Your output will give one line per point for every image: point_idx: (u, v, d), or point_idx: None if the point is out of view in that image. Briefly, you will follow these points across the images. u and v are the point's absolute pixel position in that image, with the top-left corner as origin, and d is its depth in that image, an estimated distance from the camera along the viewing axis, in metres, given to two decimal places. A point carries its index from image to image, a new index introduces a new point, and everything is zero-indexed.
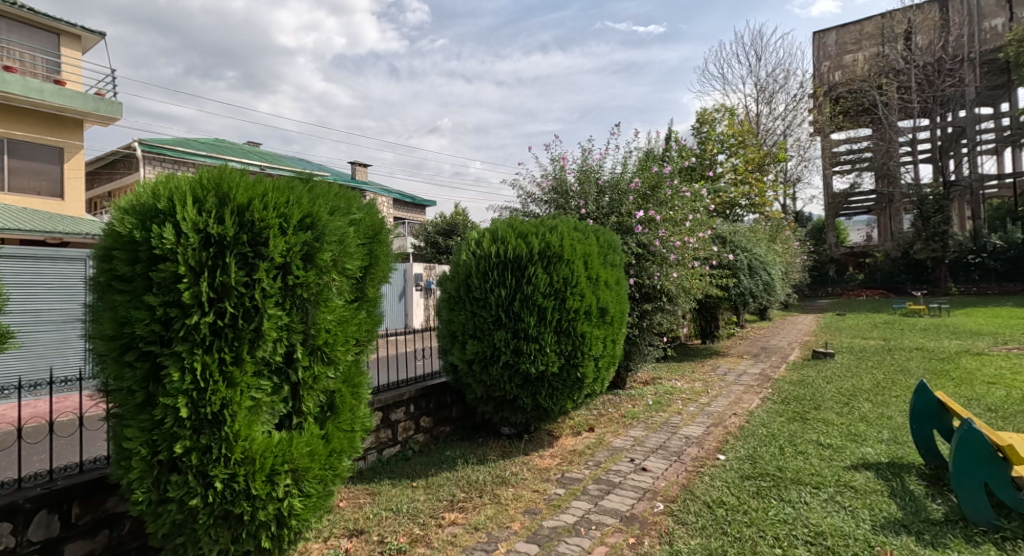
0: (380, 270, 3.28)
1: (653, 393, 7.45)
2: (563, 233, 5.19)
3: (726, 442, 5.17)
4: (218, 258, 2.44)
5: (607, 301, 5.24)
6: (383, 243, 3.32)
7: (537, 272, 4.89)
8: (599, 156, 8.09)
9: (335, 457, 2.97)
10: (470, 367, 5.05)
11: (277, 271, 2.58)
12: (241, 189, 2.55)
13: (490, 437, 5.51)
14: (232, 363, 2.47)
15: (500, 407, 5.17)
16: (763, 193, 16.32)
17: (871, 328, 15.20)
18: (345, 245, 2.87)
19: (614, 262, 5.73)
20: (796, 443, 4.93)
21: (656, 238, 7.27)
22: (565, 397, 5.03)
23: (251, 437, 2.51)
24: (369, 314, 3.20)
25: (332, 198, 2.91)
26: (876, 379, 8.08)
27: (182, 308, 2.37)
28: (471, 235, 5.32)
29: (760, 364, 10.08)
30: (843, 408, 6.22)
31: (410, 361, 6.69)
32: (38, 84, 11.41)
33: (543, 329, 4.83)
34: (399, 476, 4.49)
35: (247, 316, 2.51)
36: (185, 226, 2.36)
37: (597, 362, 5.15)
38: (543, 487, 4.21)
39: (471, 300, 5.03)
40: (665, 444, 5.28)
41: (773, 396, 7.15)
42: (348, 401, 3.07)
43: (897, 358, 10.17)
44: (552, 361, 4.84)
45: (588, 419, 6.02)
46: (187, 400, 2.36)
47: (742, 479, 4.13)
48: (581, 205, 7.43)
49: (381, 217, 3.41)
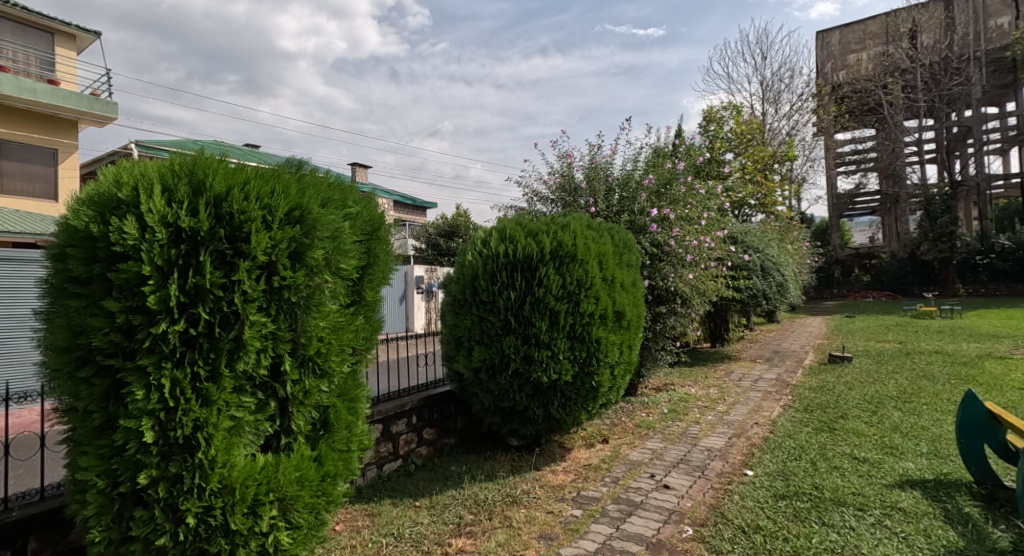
0: (381, 270, 2.95)
1: (667, 400, 7.08)
2: (576, 232, 4.85)
3: (752, 456, 4.83)
4: (191, 256, 2.09)
5: (623, 304, 4.90)
6: (384, 240, 2.99)
7: (548, 273, 4.54)
8: (608, 153, 7.77)
9: (329, 482, 2.65)
10: (477, 376, 4.70)
11: (261, 272, 2.24)
12: (218, 175, 2.19)
13: (498, 449, 5.16)
14: (207, 378, 2.13)
15: (509, 419, 4.83)
16: (771, 193, 15.98)
17: (883, 331, 14.84)
18: (339, 241, 2.53)
19: (630, 262, 5.38)
20: (828, 458, 4.60)
21: (670, 238, 6.92)
22: (579, 408, 4.68)
23: (231, 464, 2.16)
24: (366, 320, 2.88)
25: (325, 188, 2.57)
26: (900, 385, 7.72)
27: (147, 315, 2.02)
28: (476, 234, 4.98)
29: (775, 368, 9.72)
30: (873, 418, 5.87)
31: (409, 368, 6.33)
32: (31, 83, 11.08)
33: (556, 335, 4.49)
34: (400, 495, 4.15)
35: (226, 324, 2.16)
36: (151, 218, 2.00)
37: (613, 370, 4.81)
38: (559, 508, 3.86)
39: (478, 303, 4.68)
40: (686, 457, 4.92)
41: (794, 403, 6.80)
42: (343, 418, 2.77)
43: (917, 362, 9.80)
44: (565, 369, 4.50)
45: (602, 430, 5.67)
46: (153, 421, 2.01)
47: (776, 499, 3.79)
48: (591, 203, 7.09)
49: (381, 212, 3.08)
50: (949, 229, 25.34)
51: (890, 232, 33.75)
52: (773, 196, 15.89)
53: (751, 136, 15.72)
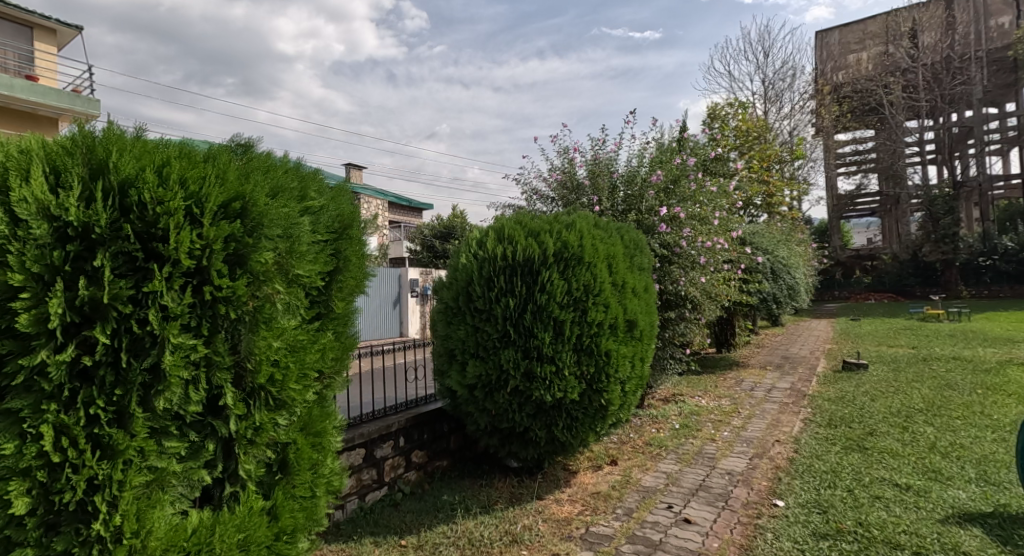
0: (353, 275, 2.47)
1: (677, 414, 6.56)
2: (582, 232, 4.36)
3: (780, 481, 4.33)
4: (86, 261, 1.58)
5: (635, 312, 4.40)
6: (355, 238, 2.50)
7: (552, 277, 4.04)
8: (613, 148, 7.30)
9: (286, 540, 2.15)
10: (472, 393, 4.17)
11: (188, 280, 1.73)
12: (129, 154, 1.67)
13: (495, 473, 4.64)
14: (112, 422, 1.62)
15: (508, 440, 4.31)
16: (777, 194, 15.49)
17: (893, 335, 14.32)
18: (295, 241, 2.01)
19: (641, 265, 4.88)
20: (865, 484, 4.13)
21: (681, 238, 6.43)
22: (586, 429, 4.18)
23: (147, 531, 1.65)
24: (334, 337, 2.40)
25: (279, 174, 2.06)
26: (924, 396, 7.23)
27: (22, 341, 1.51)
28: (470, 234, 4.47)
29: (787, 377, 9.19)
30: (905, 435, 5.39)
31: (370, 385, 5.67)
32: (7, 79, 10.50)
33: (561, 348, 3.98)
34: (383, 531, 3.63)
35: (138, 350, 1.65)
36: (24, 210, 1.49)
37: (624, 386, 4.31)
38: (565, 549, 3.35)
39: (472, 312, 4.17)
40: (705, 483, 4.40)
41: (816, 417, 6.30)
42: (307, 456, 2.28)
43: (936, 369, 9.30)
44: (571, 387, 3.99)
45: (609, 449, 5.17)
46: (30, 483, 1.51)
47: (816, 539, 3.29)
48: (594, 201, 6.63)
49: (354, 207, 2.58)
50: (952, 231, 24.97)
51: (891, 234, 33.30)
52: (778, 196, 15.44)
53: (754, 134, 15.29)
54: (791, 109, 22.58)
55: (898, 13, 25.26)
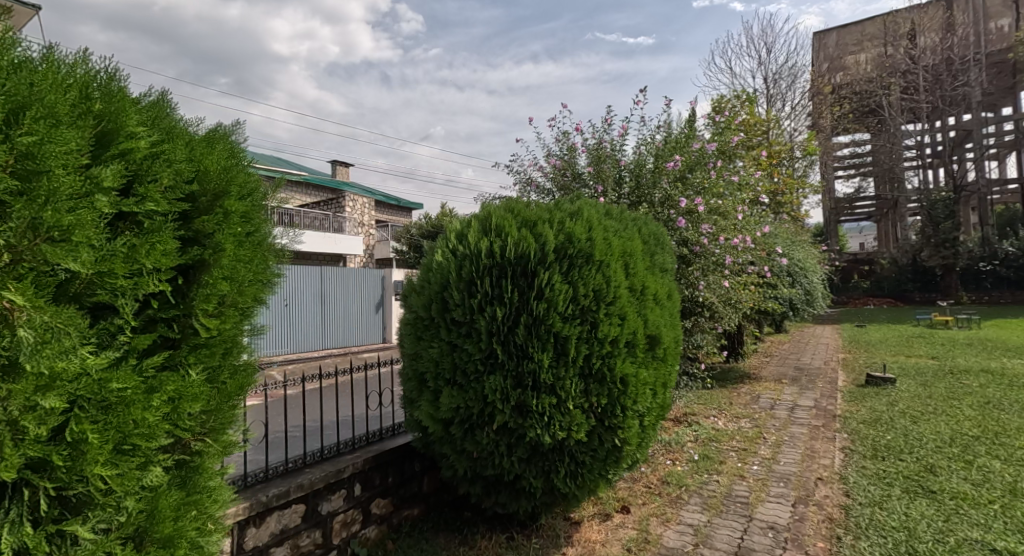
0: (230, 274, 1.50)
1: (693, 440, 5.61)
2: (591, 224, 3.43)
3: (841, 543, 3.40)
4: None
5: (659, 326, 3.45)
6: (236, 214, 1.55)
7: (553, 281, 3.10)
8: (619, 133, 6.41)
9: None
10: (447, 431, 3.18)
11: None
12: None
13: (478, 524, 3.66)
14: None
15: (494, 489, 3.33)
16: (784, 193, 14.66)
17: (908, 343, 13.50)
18: (54, 200, 1.12)
19: (662, 265, 3.94)
20: (955, 550, 3.21)
21: (701, 235, 5.53)
22: (595, 477, 3.22)
23: None
24: (198, 379, 1.45)
25: (51, 89, 1.18)
26: (970, 419, 6.30)
27: None
28: (449, 227, 3.51)
29: (808, 391, 8.29)
30: (976, 474, 4.47)
31: (318, 407, 4.66)
32: None
33: (563, 373, 3.05)
34: None
35: None
36: None
37: (643, 420, 3.35)
38: None
39: (448, 323, 3.20)
40: (743, 545, 3.45)
41: (856, 445, 5.40)
42: None
43: (969, 384, 8.41)
44: (577, 424, 3.05)
45: (621, 493, 4.19)
46: None
47: None
48: (599, 191, 5.75)
49: (236, 163, 1.64)
50: (951, 236, 24.30)
51: (890, 238, 32.49)
52: (787, 194, 14.65)
53: (761, 130, 14.54)
54: (793, 109, 21.86)
55: (898, 13, 24.68)
